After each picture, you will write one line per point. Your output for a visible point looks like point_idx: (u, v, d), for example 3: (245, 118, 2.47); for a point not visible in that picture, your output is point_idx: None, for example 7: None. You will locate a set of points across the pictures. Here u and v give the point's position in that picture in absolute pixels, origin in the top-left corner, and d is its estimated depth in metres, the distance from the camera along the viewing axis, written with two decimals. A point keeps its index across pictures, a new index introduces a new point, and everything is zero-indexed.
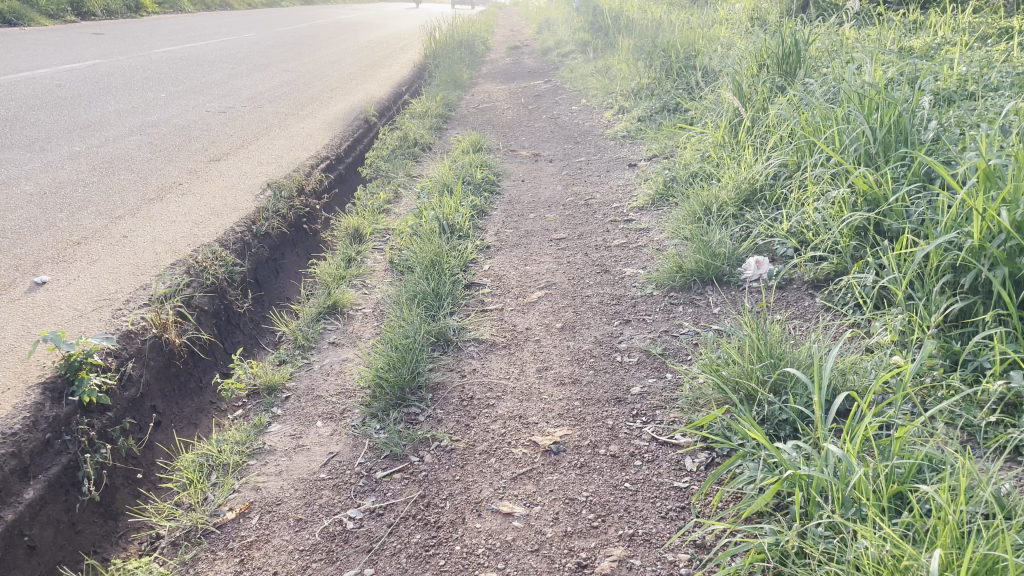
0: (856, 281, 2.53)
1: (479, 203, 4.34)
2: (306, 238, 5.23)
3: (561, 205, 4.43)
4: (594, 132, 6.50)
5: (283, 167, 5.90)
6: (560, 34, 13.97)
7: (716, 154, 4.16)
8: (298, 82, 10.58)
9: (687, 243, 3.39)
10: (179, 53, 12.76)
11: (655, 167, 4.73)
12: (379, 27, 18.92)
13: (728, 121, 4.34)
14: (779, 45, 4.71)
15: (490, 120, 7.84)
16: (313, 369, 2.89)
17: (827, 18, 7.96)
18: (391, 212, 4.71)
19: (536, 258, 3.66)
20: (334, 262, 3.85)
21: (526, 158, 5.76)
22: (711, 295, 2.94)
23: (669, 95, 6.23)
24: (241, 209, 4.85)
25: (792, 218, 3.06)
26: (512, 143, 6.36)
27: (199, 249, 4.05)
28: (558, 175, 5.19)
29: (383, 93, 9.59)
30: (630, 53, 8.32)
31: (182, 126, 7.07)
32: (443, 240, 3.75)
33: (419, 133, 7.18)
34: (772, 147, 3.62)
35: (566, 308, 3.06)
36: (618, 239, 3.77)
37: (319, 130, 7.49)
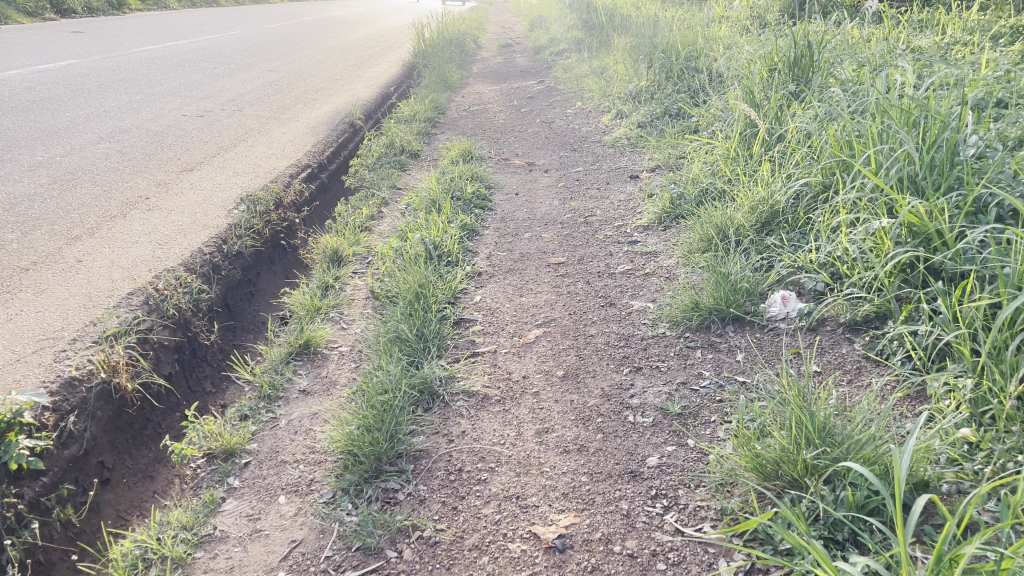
0: (908, 331, 2.19)
1: (469, 221, 3.99)
2: (282, 255, 4.86)
3: (559, 223, 4.07)
4: (591, 138, 6.15)
5: (261, 177, 5.53)
6: (553, 31, 13.61)
7: (728, 168, 3.81)
8: (282, 83, 10.19)
9: (702, 272, 3.04)
10: (158, 52, 12.33)
11: (660, 180, 4.37)
12: (367, 24, 18.53)
13: (740, 131, 4.00)
14: (793, 48, 4.37)
15: (481, 124, 7.48)
16: (279, 426, 2.53)
17: (833, 16, 7.63)
18: (374, 230, 4.35)
19: (533, 287, 3.30)
20: (309, 291, 3.48)
21: (520, 168, 5.40)
22: (733, 338, 2.59)
23: (670, 100, 5.88)
24: (211, 226, 4.48)
25: (823, 248, 2.72)
26: (504, 151, 6.01)
27: (160, 276, 3.69)
28: (554, 187, 4.83)
29: (370, 95, 9.20)
30: (627, 53, 7.97)
31: (155, 132, 6.69)
32: (430, 266, 3.39)
33: (407, 138, 6.82)
34: (795, 162, 3.27)
35: (567, 349, 2.71)
36: (623, 265, 3.41)
37: (301, 135, 7.12)
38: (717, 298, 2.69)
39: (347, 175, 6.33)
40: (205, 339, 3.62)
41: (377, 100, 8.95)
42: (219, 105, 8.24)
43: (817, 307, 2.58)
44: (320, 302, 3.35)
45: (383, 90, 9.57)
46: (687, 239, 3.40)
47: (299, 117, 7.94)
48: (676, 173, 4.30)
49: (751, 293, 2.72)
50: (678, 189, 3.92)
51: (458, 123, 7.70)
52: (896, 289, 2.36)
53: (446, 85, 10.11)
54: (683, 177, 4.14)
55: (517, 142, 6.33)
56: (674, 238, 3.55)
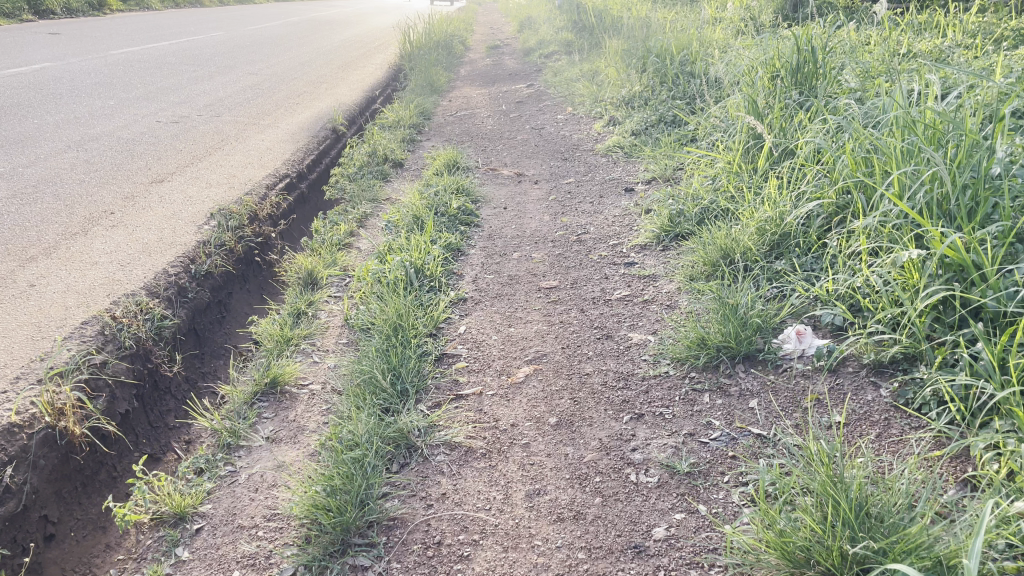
0: (946, 380, 1.94)
1: (454, 240, 3.73)
2: (255, 273, 4.59)
3: (550, 241, 3.82)
4: (583, 146, 5.90)
5: (235, 190, 5.25)
6: (542, 32, 13.38)
7: (731, 184, 3.56)
8: (264, 87, 9.90)
9: (707, 302, 2.79)
10: (137, 54, 12.02)
11: (657, 196, 4.12)
12: (354, 25, 18.26)
13: (742, 143, 3.75)
14: (796, 55, 4.13)
15: (468, 130, 7.22)
16: (239, 482, 2.26)
17: (830, 19, 7.41)
18: (352, 248, 4.08)
19: (522, 315, 3.04)
20: (279, 319, 3.22)
21: (509, 179, 5.15)
22: (743, 380, 2.33)
23: (665, 107, 5.64)
24: (179, 244, 4.21)
25: (842, 278, 2.47)
26: (492, 160, 5.75)
27: (119, 303, 3.43)
28: (545, 201, 4.58)
29: (354, 99, 8.92)
30: (619, 56, 7.73)
31: (127, 141, 6.40)
32: (410, 292, 3.13)
33: (391, 147, 6.56)
34: (805, 181, 3.02)
35: (560, 391, 2.45)
36: (620, 290, 3.16)
37: (281, 142, 6.84)
38: (725, 334, 2.43)
39: (328, 185, 6.06)
40: (167, 371, 3.35)
41: (361, 104, 8.67)
42: (197, 111, 7.95)
43: (837, 346, 2.34)
44: (290, 332, 3.09)
45: (368, 94, 9.29)
46: (688, 264, 3.15)
47: (280, 123, 7.66)
48: (674, 188, 4.05)
49: (763, 329, 2.46)
50: (676, 205, 3.67)
51: (445, 129, 7.43)
52: (928, 329, 2.12)
53: (432, 88, 9.84)
54: (682, 193, 3.89)
55: (506, 150, 6.07)
56: (675, 261, 3.29)
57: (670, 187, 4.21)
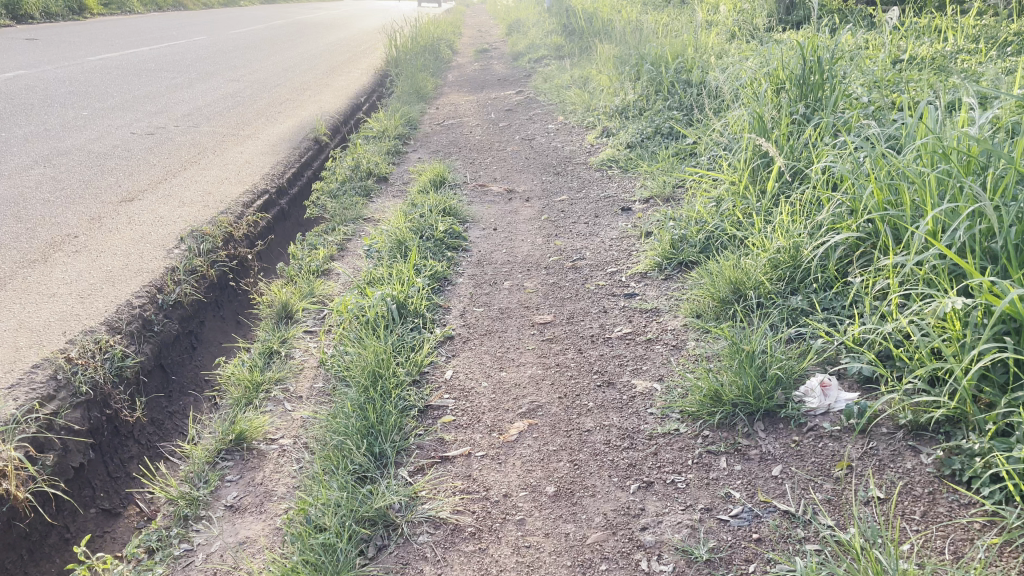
0: (1004, 455, 1.70)
1: (440, 268, 3.47)
2: (230, 298, 4.32)
3: (544, 268, 3.57)
4: (576, 159, 5.65)
5: (210, 209, 4.98)
6: (531, 35, 13.16)
7: (738, 207, 3.32)
8: (246, 95, 9.62)
9: (718, 344, 2.54)
10: (116, 60, 11.72)
11: (657, 216, 3.87)
12: (340, 28, 17.98)
13: (748, 163, 3.51)
14: (801, 66, 3.90)
15: (456, 141, 6.97)
16: (194, 564, 2.00)
17: (826, 24, 7.22)
18: (332, 275, 3.82)
19: (514, 356, 2.78)
20: (250, 361, 2.95)
21: (499, 196, 4.90)
22: (763, 442, 2.08)
23: (661, 118, 5.40)
24: (145, 271, 3.94)
25: (872, 324, 2.23)
26: (481, 174, 5.50)
27: (75, 343, 3.16)
28: (537, 220, 4.34)
29: (338, 108, 8.65)
30: (610, 63, 7.49)
31: (98, 155, 6.12)
32: (391, 332, 2.87)
33: (375, 159, 6.30)
34: (822, 208, 2.78)
35: (559, 450, 2.19)
36: (620, 327, 2.90)
37: (261, 154, 6.57)
38: (742, 388, 2.18)
39: (309, 202, 5.79)
40: (127, 415, 3.08)
41: (345, 113, 8.40)
42: (174, 122, 7.67)
43: (868, 402, 2.09)
44: (261, 376, 2.82)
45: (353, 102, 9.02)
46: (694, 297, 2.90)
47: (260, 133, 7.38)
48: (675, 209, 3.80)
49: (782, 381, 2.21)
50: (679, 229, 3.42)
51: (432, 139, 7.18)
52: (975, 390, 1.88)
53: (419, 95, 9.58)
54: (684, 215, 3.64)
55: (495, 163, 5.83)
56: (680, 293, 3.04)
57: (669, 208, 3.96)
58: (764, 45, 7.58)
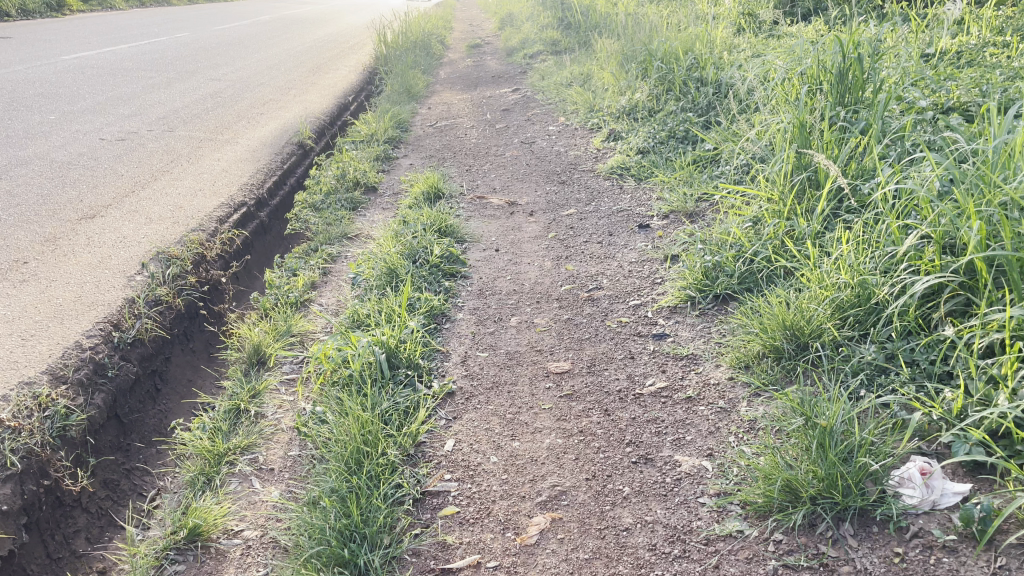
0: None
1: (436, 301, 3.02)
2: (200, 329, 3.85)
3: (555, 298, 3.13)
4: (581, 165, 5.20)
5: (180, 228, 4.53)
6: (525, 29, 12.69)
7: (782, 231, 2.87)
8: (227, 95, 9.15)
9: (779, 411, 2.10)
10: (92, 58, 11.22)
11: (683, 236, 3.41)
12: (329, 23, 17.48)
13: (790, 178, 3.07)
14: (841, 66, 3.45)
15: (450, 144, 6.52)
16: None
17: (843, 19, 6.78)
18: (313, 307, 3.35)
19: (528, 418, 2.31)
20: (212, 423, 2.49)
21: (499, 210, 4.44)
22: (856, 554, 1.63)
23: (675, 121, 4.98)
24: (101, 304, 3.48)
25: (982, 395, 1.80)
26: (479, 183, 5.04)
27: (8, 402, 2.70)
28: (542, 239, 3.91)
29: (324, 108, 8.18)
30: (613, 60, 7.04)
31: (62, 164, 5.65)
32: (379, 389, 2.41)
33: (363, 163, 5.83)
34: (894, 240, 2.35)
35: (591, 559, 1.74)
36: (653, 379, 2.45)
37: (240, 162, 6.11)
38: (822, 478, 1.73)
39: (291, 215, 5.33)
40: (70, 485, 2.62)
41: (332, 114, 7.92)
42: (147, 125, 7.19)
43: (987, 499, 1.63)
44: (225, 444, 2.36)
45: (340, 102, 8.54)
46: (741, 342, 2.47)
47: (240, 138, 6.91)
48: (702, 229, 3.35)
49: (872, 469, 1.76)
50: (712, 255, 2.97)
51: (425, 143, 6.73)
52: None
53: (410, 94, 9.11)
54: (715, 236, 3.19)
55: (494, 170, 5.37)
56: (722, 335, 2.59)
57: (695, 228, 3.51)
58: (775, 40, 7.14)
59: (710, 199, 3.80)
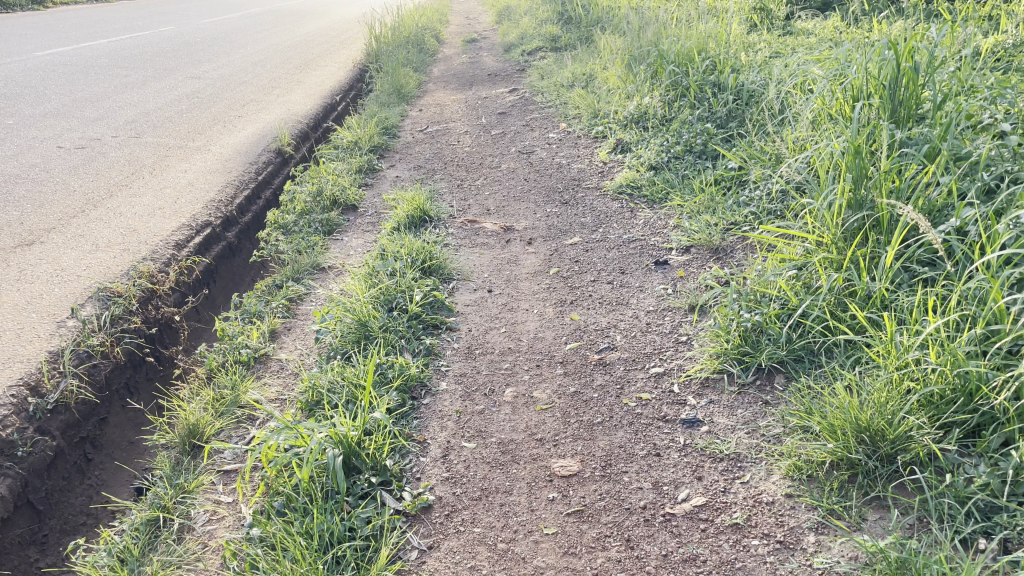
0: None
1: (413, 368, 2.49)
2: (147, 378, 3.29)
3: (558, 360, 2.60)
4: (585, 180, 4.66)
5: (130, 257, 4.00)
6: (523, 23, 12.12)
7: (838, 288, 2.34)
8: (206, 96, 8.61)
9: (864, 563, 1.57)
10: (66, 55, 10.66)
11: (711, 280, 2.87)
12: (320, 16, 16.91)
13: (842, 220, 2.54)
14: (894, 76, 2.92)
15: (441, 153, 5.97)
16: None
17: (868, 20, 6.26)
18: (270, 368, 2.81)
19: (525, 550, 1.78)
20: (122, 544, 1.95)
21: (493, 237, 3.90)
22: None
23: (690, 133, 4.47)
24: (19, 359, 2.94)
25: None
26: (471, 203, 4.50)
27: None
28: (543, 275, 3.39)
29: (307, 110, 7.63)
30: (618, 60, 6.49)
31: (8, 178, 5.11)
32: (332, 507, 1.87)
33: (343, 174, 5.28)
34: (999, 319, 1.82)
35: None
36: (686, 490, 1.91)
37: (208, 173, 5.58)
38: None
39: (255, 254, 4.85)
40: None
41: (315, 116, 7.37)
42: (113, 131, 6.65)
43: None
44: None
45: (324, 103, 7.99)
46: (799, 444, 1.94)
47: (213, 145, 6.37)
48: (734, 275, 2.81)
49: None
50: (749, 313, 2.43)
51: (414, 151, 6.18)
52: None
53: (400, 95, 8.55)
54: (750, 286, 2.65)
55: (488, 186, 4.84)
56: (769, 426, 2.05)
57: (724, 271, 2.97)
58: (793, 40, 6.59)
59: (738, 230, 3.25)
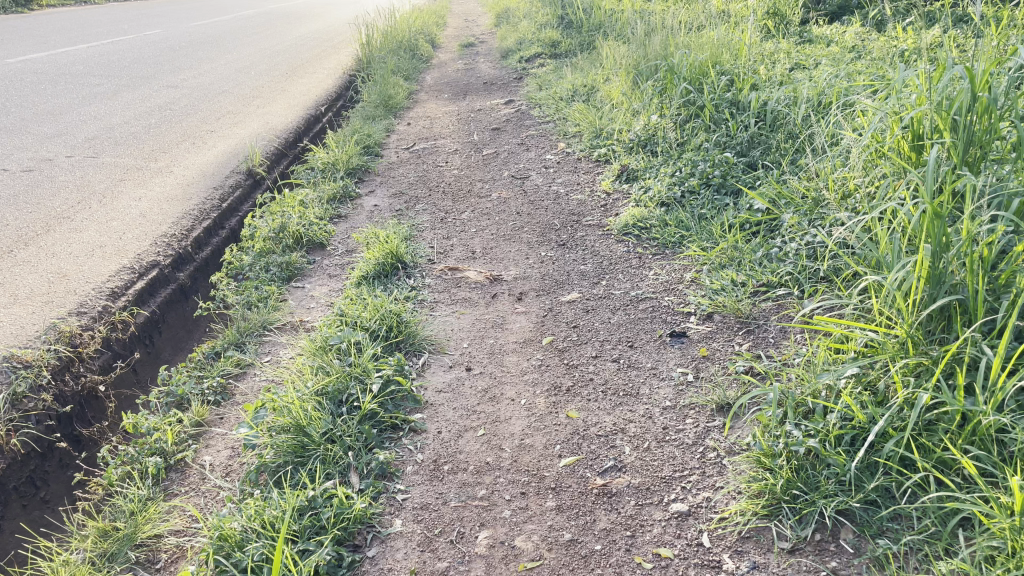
0: None
1: (355, 503, 1.91)
2: (60, 467, 2.53)
3: (548, 483, 2.00)
4: (586, 215, 4.07)
5: (51, 313, 3.42)
6: (521, 26, 11.54)
7: (920, 408, 1.77)
8: (179, 107, 8.04)
9: None
10: (38, 62, 10.10)
11: (745, 373, 2.30)
12: (314, 19, 16.37)
13: (918, 308, 1.97)
14: (967, 108, 2.34)
15: (426, 176, 5.39)
16: None
17: (897, 29, 5.66)
18: (186, 483, 2.23)
19: None
20: None
21: (477, 289, 3.31)
22: None
23: (707, 164, 3.88)
24: None
25: None
26: (454, 241, 3.93)
27: None
28: (534, 345, 2.80)
29: (286, 124, 7.05)
30: (622, 72, 5.90)
31: None
32: None
33: (315, 203, 4.69)
34: None
35: None
36: None
37: (165, 201, 5.00)
38: None
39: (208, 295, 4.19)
40: None
41: (293, 132, 6.79)
42: (68, 151, 6.08)
43: None
44: None
45: (304, 116, 7.40)
46: None
47: (175, 166, 5.79)
48: (772, 367, 2.24)
49: None
50: (802, 435, 1.86)
51: (398, 172, 5.61)
52: None
53: (388, 107, 7.97)
54: (798, 387, 2.08)
55: (475, 220, 4.26)
56: None
57: (759, 358, 2.38)
58: (814, 49, 6.00)
59: (772, 296, 2.68)
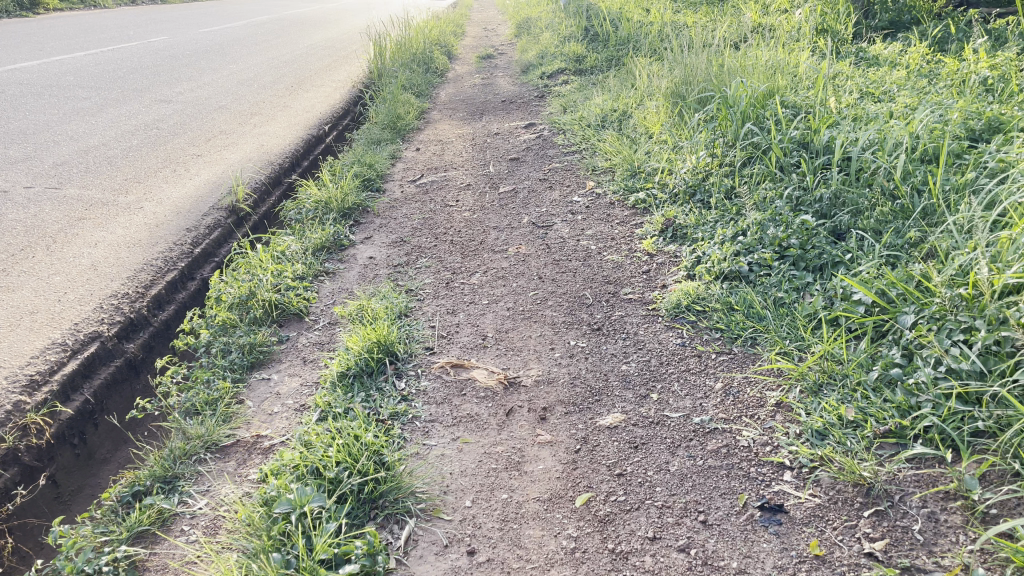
0: None
1: None
2: None
3: None
4: (624, 286, 3.29)
5: None
6: (541, 37, 10.77)
7: None
8: (167, 125, 7.30)
9: None
10: (25, 72, 9.37)
11: None
12: (327, 25, 15.64)
13: None
14: None
15: (432, 219, 4.63)
16: None
17: (980, 53, 4.84)
18: None
19: None
20: None
21: (487, 399, 2.53)
22: None
23: (781, 227, 3.08)
24: None
25: None
26: (461, 318, 3.15)
27: None
28: (563, 502, 2.01)
29: (280, 148, 6.29)
30: (659, 99, 5.11)
31: None
32: None
33: (296, 257, 3.94)
34: None
35: None
36: None
37: (123, 247, 4.24)
38: None
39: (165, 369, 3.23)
40: None
41: (287, 159, 6.04)
42: (29, 181, 5.33)
43: None
44: None
45: (303, 138, 6.65)
46: None
47: (147, 200, 5.04)
48: None
49: None
50: None
51: (401, 212, 4.85)
52: None
53: (395, 129, 7.21)
54: None
55: (488, 287, 3.48)
56: None
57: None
58: (880, 72, 5.18)
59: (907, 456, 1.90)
